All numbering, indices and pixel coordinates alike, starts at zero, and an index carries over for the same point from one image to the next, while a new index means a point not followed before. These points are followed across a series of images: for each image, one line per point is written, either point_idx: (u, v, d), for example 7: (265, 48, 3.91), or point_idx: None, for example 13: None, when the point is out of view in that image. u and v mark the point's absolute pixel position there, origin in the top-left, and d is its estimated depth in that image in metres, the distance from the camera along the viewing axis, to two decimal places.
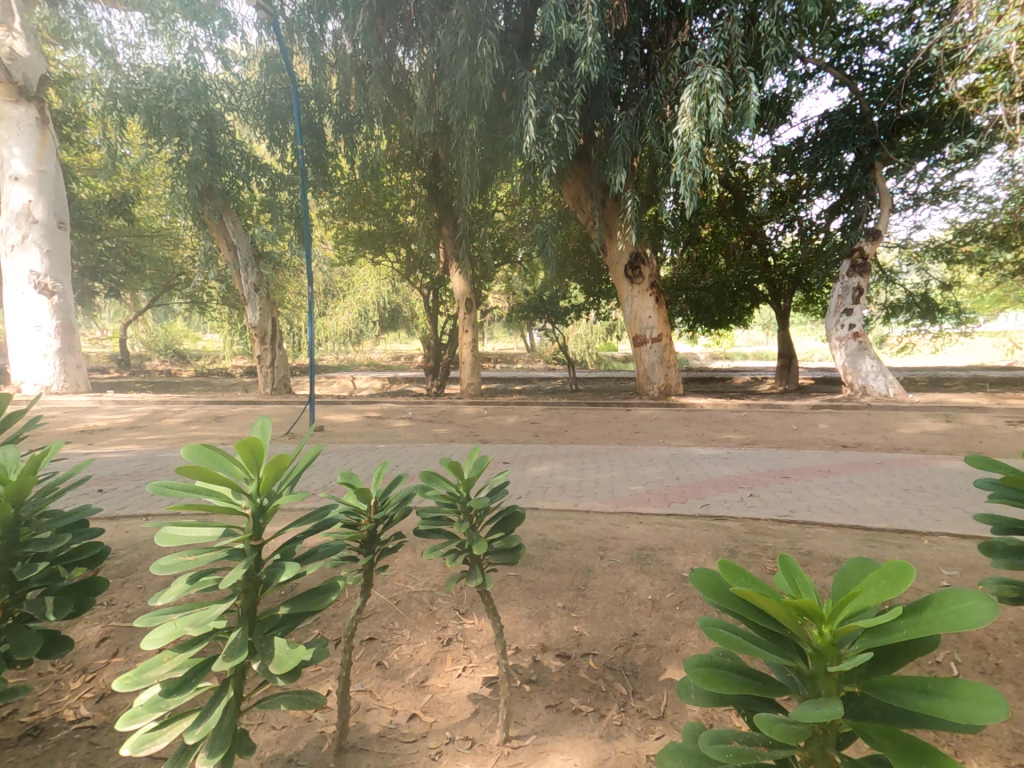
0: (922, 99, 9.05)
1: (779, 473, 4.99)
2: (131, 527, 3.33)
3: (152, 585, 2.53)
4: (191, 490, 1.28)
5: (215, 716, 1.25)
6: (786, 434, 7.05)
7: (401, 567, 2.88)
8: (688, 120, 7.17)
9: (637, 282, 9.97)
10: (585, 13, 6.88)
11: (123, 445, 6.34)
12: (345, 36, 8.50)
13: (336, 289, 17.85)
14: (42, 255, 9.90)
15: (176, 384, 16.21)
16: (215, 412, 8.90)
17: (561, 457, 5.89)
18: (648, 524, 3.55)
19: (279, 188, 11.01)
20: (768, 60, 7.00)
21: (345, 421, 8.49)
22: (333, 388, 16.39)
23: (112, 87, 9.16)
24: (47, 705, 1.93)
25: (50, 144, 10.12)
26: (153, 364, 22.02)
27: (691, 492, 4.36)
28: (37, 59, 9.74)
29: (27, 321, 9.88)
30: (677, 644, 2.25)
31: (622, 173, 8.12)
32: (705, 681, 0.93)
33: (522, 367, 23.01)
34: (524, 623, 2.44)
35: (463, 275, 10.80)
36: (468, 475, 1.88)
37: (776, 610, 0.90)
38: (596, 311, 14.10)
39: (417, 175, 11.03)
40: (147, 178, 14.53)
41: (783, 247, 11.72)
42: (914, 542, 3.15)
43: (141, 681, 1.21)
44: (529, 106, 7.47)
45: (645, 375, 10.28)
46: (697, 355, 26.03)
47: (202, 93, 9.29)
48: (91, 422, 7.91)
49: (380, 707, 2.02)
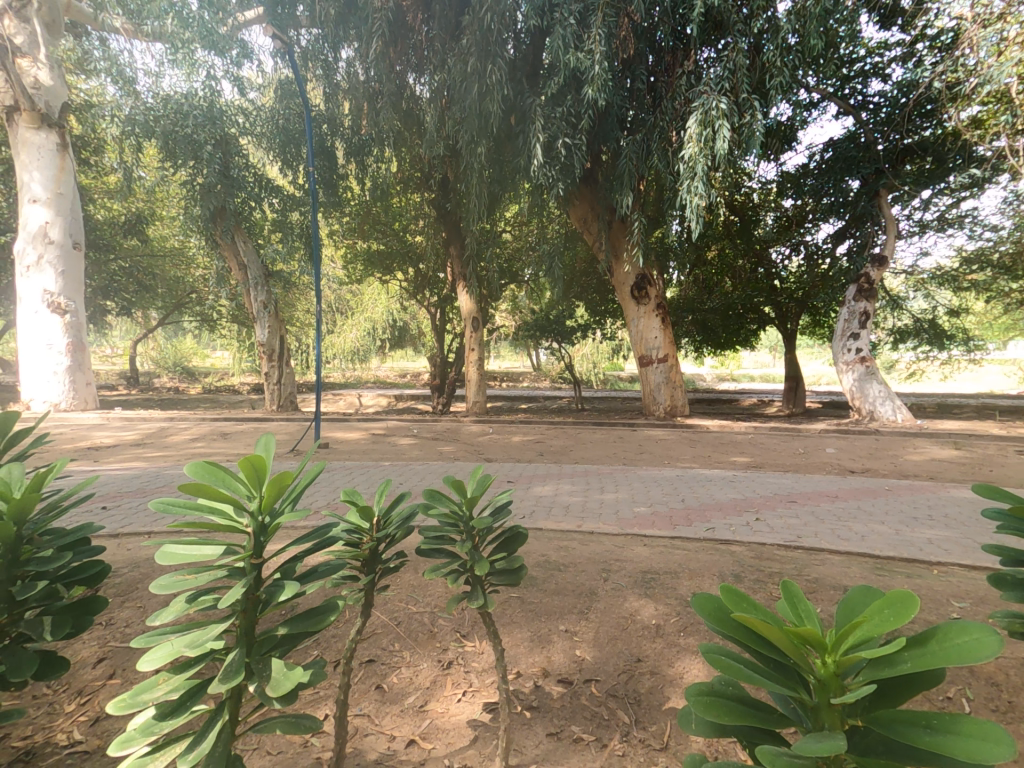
0: (926, 129, 9.18)
1: (786, 497, 4.96)
2: (133, 545, 3.35)
3: (152, 604, 2.54)
4: (193, 508, 1.27)
5: (208, 741, 1.24)
6: (794, 458, 6.99)
7: (403, 588, 2.88)
8: (694, 146, 7.27)
9: (644, 303, 10.01)
10: (592, 43, 7.06)
11: (129, 463, 6.35)
12: (358, 64, 8.80)
13: (345, 306, 18.12)
14: (57, 275, 10.07)
15: (184, 401, 16.37)
16: (221, 429, 8.98)
17: (568, 477, 5.89)
18: (652, 546, 3.51)
19: (290, 210, 11.21)
20: (772, 89, 7.13)
21: (349, 438, 8.50)
22: (339, 405, 16.44)
23: (131, 113, 9.45)
24: (40, 729, 1.90)
25: (69, 168, 10.36)
26: (163, 380, 22.23)
27: (697, 515, 4.33)
28: (60, 88, 10.07)
29: (39, 338, 10.03)
30: (680, 672, 2.22)
31: (629, 196, 8.26)
32: (706, 712, 0.91)
33: (528, 387, 23.18)
34: (525, 647, 2.41)
35: (470, 293, 10.85)
36: (472, 494, 1.86)
37: (779, 638, 0.88)
38: (602, 331, 14.13)
39: (426, 197, 11.18)
40: (161, 199, 14.89)
41: (789, 272, 11.68)
42: (922, 572, 3.10)
43: (136, 703, 1.20)
44: (538, 132, 7.62)
45: (652, 396, 10.27)
46: (704, 376, 26.12)
47: (218, 118, 9.58)
48: (97, 440, 7.92)
49: (378, 732, 1.98)
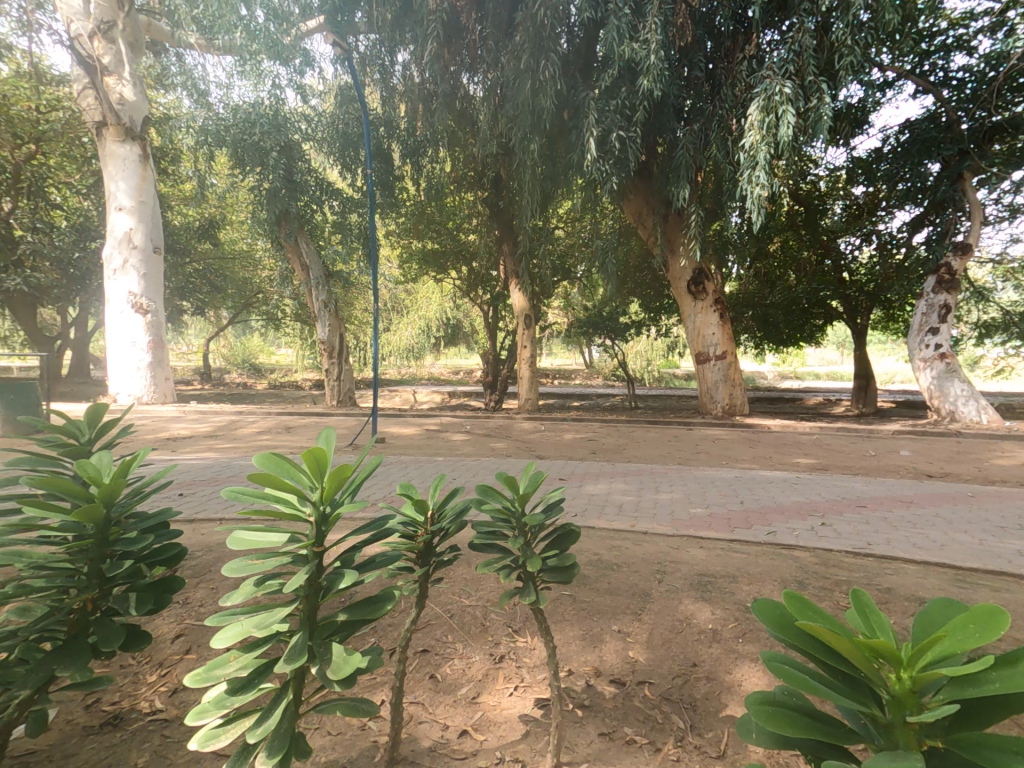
0: (1018, 104, 8.40)
1: (855, 502, 4.69)
2: (206, 530, 3.56)
3: (223, 586, 2.70)
4: (261, 497, 1.34)
5: (275, 717, 1.31)
6: (864, 461, 6.61)
7: (456, 581, 2.92)
8: (755, 134, 6.98)
9: (700, 298, 9.71)
10: (648, 32, 6.90)
11: (203, 453, 6.77)
12: (413, 66, 8.96)
13: (401, 305, 18.58)
14: (139, 278, 10.82)
15: (252, 396, 17.26)
16: (285, 423, 9.39)
17: (620, 475, 5.80)
18: (708, 549, 3.41)
19: (349, 211, 11.56)
20: (842, 69, 6.73)
21: (404, 434, 8.71)
22: (394, 402, 16.88)
23: (204, 124, 10.04)
24: (126, 696, 2.06)
25: (150, 177, 11.10)
26: (233, 376, 23.54)
27: (758, 518, 4.17)
28: (141, 103, 10.76)
29: (124, 336, 10.81)
30: (739, 679, 2.15)
31: (685, 188, 8.01)
32: (767, 723, 0.87)
33: (581, 384, 23.01)
34: (576, 646, 2.39)
35: (522, 290, 10.87)
36: (524, 491, 1.86)
37: (848, 650, 0.84)
38: (656, 327, 13.82)
39: (479, 195, 11.25)
40: (232, 205, 15.74)
41: (859, 262, 11.04)
42: (1011, 586, 2.86)
43: (211, 678, 1.29)
44: (591, 126, 7.51)
45: (709, 394, 9.96)
46: (765, 373, 25.11)
47: (282, 125, 10.01)
48: (176, 431, 8.48)
49: (432, 721, 2.03)
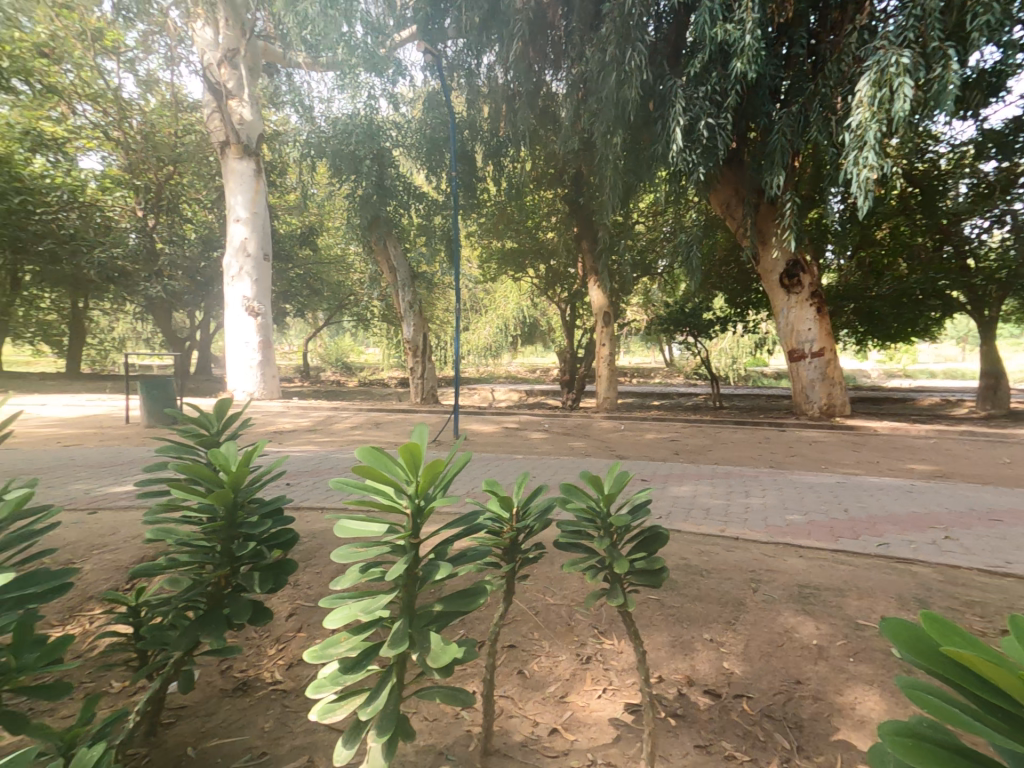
0: None
1: (982, 515, 4.20)
2: (309, 517, 3.81)
3: (327, 571, 2.87)
4: (362, 488, 1.40)
5: (382, 698, 1.36)
6: (991, 469, 5.91)
7: (540, 578, 2.92)
8: (864, 111, 6.44)
9: (796, 291, 9.10)
10: (744, 12, 6.56)
11: (303, 446, 7.25)
12: (498, 67, 9.12)
13: (480, 304, 18.91)
14: (252, 283, 11.74)
15: (342, 393, 18.28)
16: (374, 419, 9.85)
17: (706, 477, 5.56)
18: (809, 559, 3.19)
19: (434, 214, 11.89)
20: (973, 32, 6.03)
21: (485, 431, 8.86)
22: (473, 400, 17.22)
23: (309, 138, 10.78)
24: (251, 666, 2.24)
25: (263, 190, 11.98)
26: (326, 373, 25.06)
27: (865, 528, 3.84)
28: (257, 122, 11.63)
29: (239, 337, 11.79)
30: (852, 702, 1.99)
31: (780, 175, 7.49)
32: (906, 756, 0.79)
33: (661, 383, 22.34)
34: (667, 651, 2.31)
35: (601, 287, 10.70)
36: (608, 492, 1.82)
37: (1009, 685, 0.74)
38: (744, 324, 13.13)
39: (559, 193, 11.20)
40: (327, 212, 16.73)
41: (987, 247, 9.90)
42: None
43: (325, 656, 1.36)
44: (678, 114, 7.24)
45: (804, 394, 9.31)
46: (869, 372, 23.10)
47: (375, 134, 10.49)
48: (279, 425, 9.16)
49: (522, 716, 2.04)
